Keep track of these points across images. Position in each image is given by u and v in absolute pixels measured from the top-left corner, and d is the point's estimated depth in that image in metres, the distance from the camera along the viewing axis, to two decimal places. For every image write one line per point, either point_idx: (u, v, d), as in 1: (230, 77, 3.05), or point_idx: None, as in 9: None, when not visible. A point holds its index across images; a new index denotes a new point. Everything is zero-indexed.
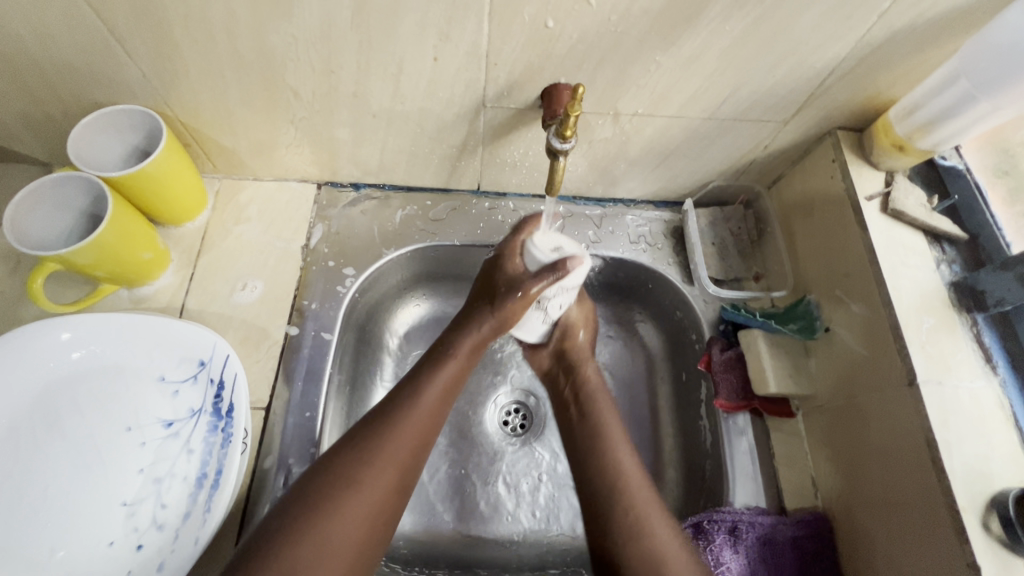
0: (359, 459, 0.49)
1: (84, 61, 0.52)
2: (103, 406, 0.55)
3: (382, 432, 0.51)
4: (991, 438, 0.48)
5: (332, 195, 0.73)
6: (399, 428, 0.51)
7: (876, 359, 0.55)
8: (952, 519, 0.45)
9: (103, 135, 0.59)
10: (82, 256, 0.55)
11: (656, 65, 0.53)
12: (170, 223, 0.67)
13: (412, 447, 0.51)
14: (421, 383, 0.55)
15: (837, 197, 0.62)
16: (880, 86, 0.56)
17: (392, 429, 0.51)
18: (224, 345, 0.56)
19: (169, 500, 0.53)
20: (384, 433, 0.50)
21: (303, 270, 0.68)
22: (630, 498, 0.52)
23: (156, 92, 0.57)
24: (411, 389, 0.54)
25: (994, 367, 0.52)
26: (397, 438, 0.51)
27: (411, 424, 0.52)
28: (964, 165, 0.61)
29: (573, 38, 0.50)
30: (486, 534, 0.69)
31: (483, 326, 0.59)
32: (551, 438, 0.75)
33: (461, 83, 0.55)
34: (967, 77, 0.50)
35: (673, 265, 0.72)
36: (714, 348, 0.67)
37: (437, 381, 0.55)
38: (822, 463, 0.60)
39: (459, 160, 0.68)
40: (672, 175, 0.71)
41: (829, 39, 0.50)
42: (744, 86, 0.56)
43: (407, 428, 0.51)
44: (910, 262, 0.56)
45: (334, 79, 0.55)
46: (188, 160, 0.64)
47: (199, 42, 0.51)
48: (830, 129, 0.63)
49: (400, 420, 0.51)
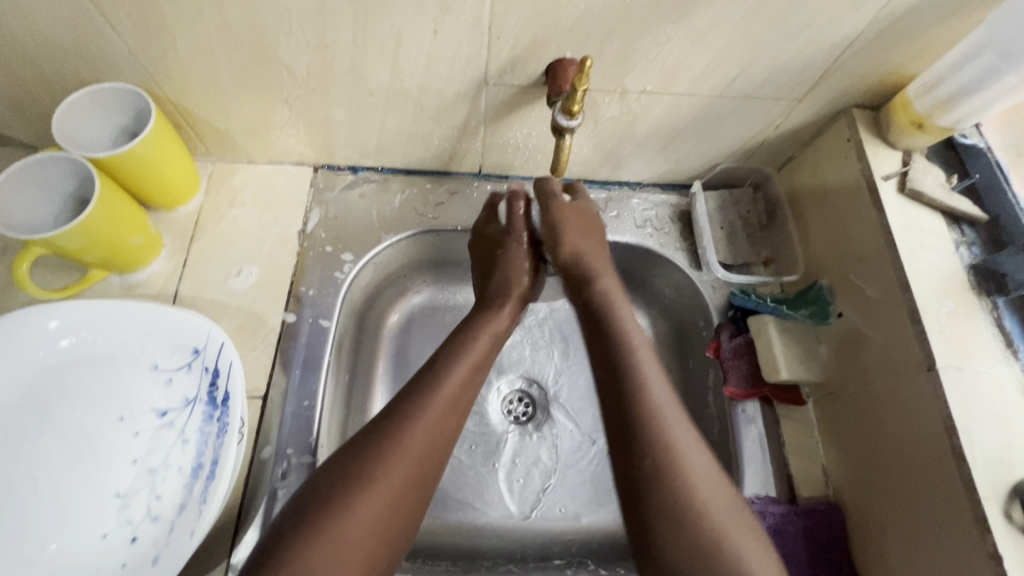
0: (369, 460, 0.46)
1: (66, 36, 0.50)
2: (94, 395, 0.53)
3: (394, 430, 0.48)
4: (1012, 425, 0.46)
5: (329, 178, 0.71)
6: (416, 421, 0.49)
7: (892, 344, 0.53)
8: (973, 509, 0.44)
9: (90, 114, 0.57)
10: (69, 240, 0.53)
11: (666, 39, 0.51)
12: (161, 206, 0.65)
13: (435, 433, 0.50)
14: (441, 370, 0.53)
15: (852, 178, 0.60)
16: (900, 60, 0.54)
17: (409, 423, 0.49)
18: (218, 332, 0.54)
19: (164, 491, 0.51)
20: (398, 430, 0.48)
21: (300, 255, 0.66)
22: (671, 448, 0.46)
23: (143, 69, 0.54)
24: (432, 374, 0.53)
25: (1015, 352, 0.50)
26: (415, 432, 0.48)
27: (432, 412, 0.50)
28: (984, 143, 0.59)
29: (579, 9, 0.48)
30: (490, 525, 0.67)
31: (507, 304, 0.61)
32: (555, 427, 0.74)
33: (462, 58, 0.53)
34: (993, 49, 0.48)
35: (680, 250, 0.70)
36: (723, 334, 0.65)
37: (459, 366, 0.54)
38: (834, 451, 0.59)
39: (459, 142, 0.66)
40: (680, 156, 0.68)
41: (849, 10, 0.48)
42: (757, 61, 0.53)
43: (429, 415, 0.50)
44: (928, 244, 0.54)
45: (330, 55, 0.53)
46: (178, 141, 0.61)
47: (187, 15, 0.48)
48: (845, 107, 0.61)
49: (415, 415, 0.49)
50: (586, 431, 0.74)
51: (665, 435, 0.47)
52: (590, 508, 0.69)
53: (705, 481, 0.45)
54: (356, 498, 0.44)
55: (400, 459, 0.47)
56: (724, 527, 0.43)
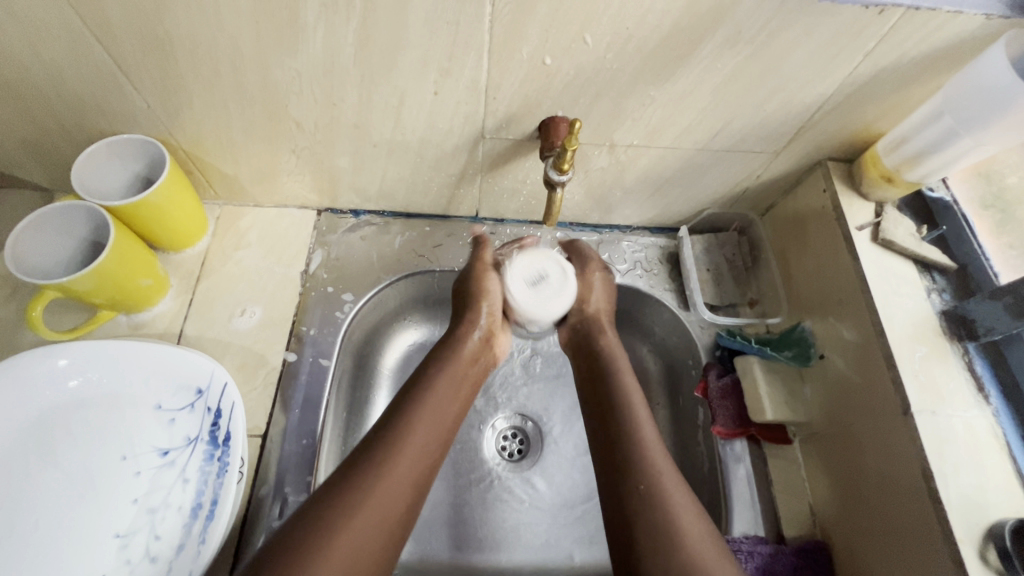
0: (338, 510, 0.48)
1: (90, 93, 0.53)
2: (98, 434, 0.55)
3: (365, 479, 0.50)
4: (985, 468, 0.48)
5: (332, 221, 0.74)
6: (392, 465, 0.51)
7: (871, 387, 0.55)
8: (949, 551, 0.45)
9: (107, 163, 0.60)
10: (82, 284, 0.55)
11: (650, 99, 0.54)
12: (170, 249, 0.68)
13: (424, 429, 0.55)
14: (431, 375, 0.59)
15: (829, 226, 0.63)
16: (868, 119, 0.58)
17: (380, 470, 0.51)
18: (222, 372, 0.56)
19: (163, 531, 0.52)
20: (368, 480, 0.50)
21: (302, 296, 0.68)
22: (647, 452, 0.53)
23: (160, 122, 0.58)
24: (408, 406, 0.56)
25: (986, 397, 0.52)
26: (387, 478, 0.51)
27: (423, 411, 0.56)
28: (951, 196, 0.62)
29: (569, 74, 0.51)
30: (483, 563, 0.68)
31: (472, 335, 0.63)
32: (549, 464, 0.75)
33: (460, 116, 0.57)
34: (951, 113, 0.52)
35: (669, 291, 0.73)
36: (711, 374, 0.68)
37: (438, 392, 0.57)
38: (820, 489, 0.60)
39: (457, 188, 0.69)
40: (667, 202, 0.72)
41: (818, 76, 0.52)
42: (736, 119, 0.57)
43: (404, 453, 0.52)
44: (901, 291, 0.57)
45: (337, 111, 0.56)
46: (190, 188, 0.65)
47: (204, 76, 0.52)
48: (821, 160, 0.65)
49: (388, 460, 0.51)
50: (579, 467, 0.75)
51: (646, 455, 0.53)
52: (583, 545, 0.70)
53: (680, 495, 0.50)
54: (321, 552, 0.45)
55: (365, 510, 0.48)
56: (685, 534, 0.48)
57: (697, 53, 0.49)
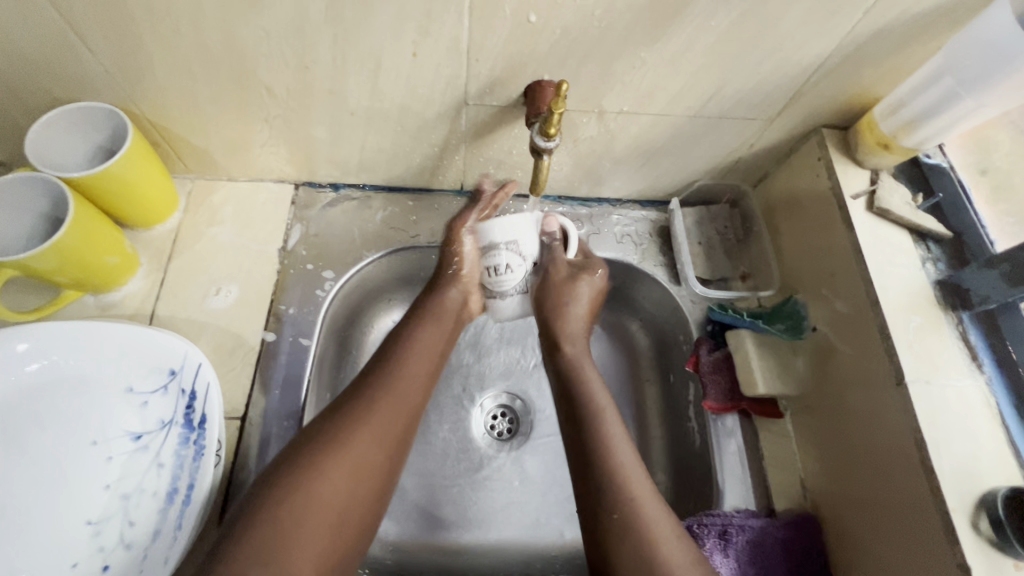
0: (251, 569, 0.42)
1: (39, 57, 0.49)
2: (67, 419, 0.52)
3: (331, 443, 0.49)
4: (979, 436, 0.48)
5: (310, 195, 0.71)
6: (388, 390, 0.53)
7: (864, 356, 0.54)
8: (942, 520, 0.45)
9: (65, 134, 0.56)
10: (42, 261, 0.52)
11: (641, 62, 0.52)
12: (139, 225, 0.64)
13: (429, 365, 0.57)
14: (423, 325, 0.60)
15: (823, 195, 0.62)
16: (866, 83, 0.56)
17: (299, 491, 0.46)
18: (195, 353, 0.53)
19: (137, 517, 0.50)
20: (306, 486, 0.46)
21: (281, 274, 0.66)
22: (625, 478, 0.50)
23: (120, 88, 0.54)
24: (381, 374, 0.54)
25: (979, 365, 0.52)
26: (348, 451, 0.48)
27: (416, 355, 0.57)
28: (948, 162, 0.61)
29: (556, 33, 0.48)
30: (471, 542, 0.67)
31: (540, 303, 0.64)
32: (538, 442, 0.74)
33: (441, 80, 0.54)
34: (952, 74, 0.50)
35: (660, 266, 0.71)
36: (702, 349, 0.66)
37: (417, 351, 0.57)
38: (810, 463, 0.60)
39: (441, 159, 0.66)
40: (658, 174, 0.70)
41: (815, 36, 0.49)
42: (729, 84, 0.55)
43: (364, 434, 0.50)
44: (897, 261, 0.56)
45: (310, 76, 0.53)
46: (157, 160, 0.61)
47: (165, 37, 0.48)
48: (816, 127, 0.63)
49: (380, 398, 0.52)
50: None
51: (627, 484, 0.50)
52: (573, 523, 0.69)
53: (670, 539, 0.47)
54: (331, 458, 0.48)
55: (360, 435, 0.49)
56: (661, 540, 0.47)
57: (690, 10, 0.47)
